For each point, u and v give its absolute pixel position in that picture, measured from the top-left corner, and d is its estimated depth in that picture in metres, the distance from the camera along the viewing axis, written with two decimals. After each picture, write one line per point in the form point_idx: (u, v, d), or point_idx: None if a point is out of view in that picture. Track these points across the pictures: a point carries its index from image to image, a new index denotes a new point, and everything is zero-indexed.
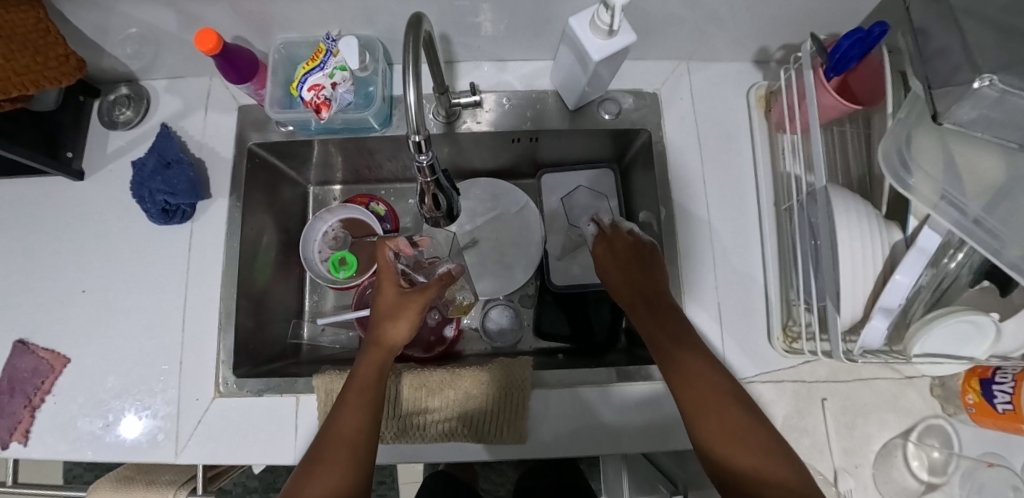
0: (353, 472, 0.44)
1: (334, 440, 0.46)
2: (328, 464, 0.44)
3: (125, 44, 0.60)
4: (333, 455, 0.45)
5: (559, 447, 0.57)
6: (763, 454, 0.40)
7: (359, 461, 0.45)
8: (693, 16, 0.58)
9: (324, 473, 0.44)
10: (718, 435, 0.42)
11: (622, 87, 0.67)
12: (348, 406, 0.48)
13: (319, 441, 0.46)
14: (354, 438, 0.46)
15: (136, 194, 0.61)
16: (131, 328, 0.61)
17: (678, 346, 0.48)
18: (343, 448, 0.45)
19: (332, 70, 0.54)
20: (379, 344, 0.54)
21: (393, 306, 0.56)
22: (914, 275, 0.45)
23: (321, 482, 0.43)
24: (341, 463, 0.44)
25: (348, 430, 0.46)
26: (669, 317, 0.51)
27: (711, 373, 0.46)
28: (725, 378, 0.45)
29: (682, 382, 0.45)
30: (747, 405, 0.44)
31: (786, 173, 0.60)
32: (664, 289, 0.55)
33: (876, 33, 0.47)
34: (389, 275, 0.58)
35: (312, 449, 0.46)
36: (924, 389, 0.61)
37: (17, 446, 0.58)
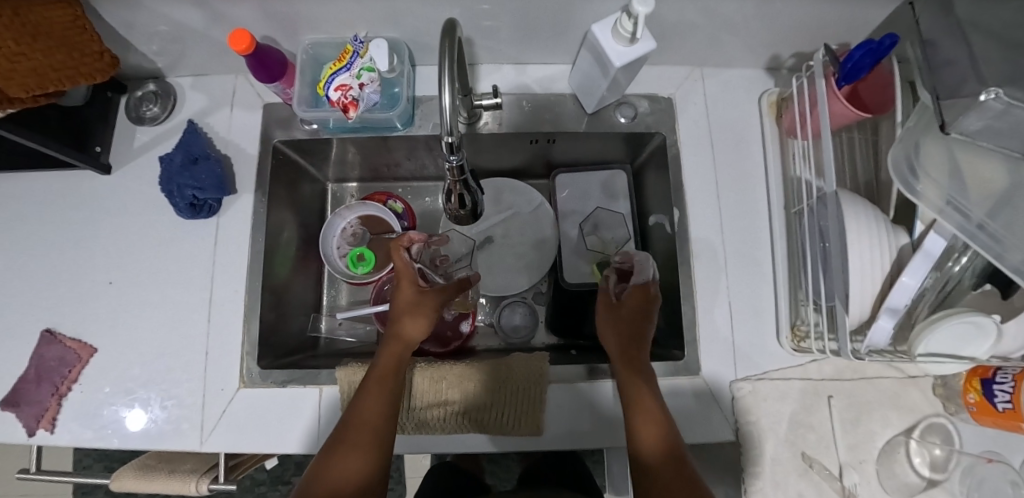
0: (373, 456, 0.47)
1: (354, 424, 0.48)
2: (349, 447, 0.46)
3: (151, 41, 0.62)
4: (355, 437, 0.47)
5: (572, 439, 0.58)
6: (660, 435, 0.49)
7: (378, 444, 0.48)
8: (708, 24, 0.60)
9: (345, 454, 0.46)
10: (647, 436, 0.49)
11: (637, 91, 0.68)
12: (369, 392, 0.50)
13: (339, 426, 0.48)
14: (375, 423, 0.48)
15: (166, 188, 0.63)
16: (157, 319, 0.62)
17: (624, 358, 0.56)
18: (363, 431, 0.48)
19: (359, 71, 0.56)
20: (398, 338, 0.55)
21: (410, 303, 0.58)
22: (919, 277, 0.48)
23: (344, 463, 0.45)
24: (363, 446, 0.47)
25: (369, 414, 0.48)
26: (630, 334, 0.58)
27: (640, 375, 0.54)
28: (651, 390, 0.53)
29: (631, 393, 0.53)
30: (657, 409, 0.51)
31: (796, 177, 0.62)
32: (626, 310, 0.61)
33: (887, 45, 0.49)
34: (407, 275, 0.59)
35: (336, 433, 0.48)
36: (926, 388, 0.62)
37: (43, 433, 0.59)
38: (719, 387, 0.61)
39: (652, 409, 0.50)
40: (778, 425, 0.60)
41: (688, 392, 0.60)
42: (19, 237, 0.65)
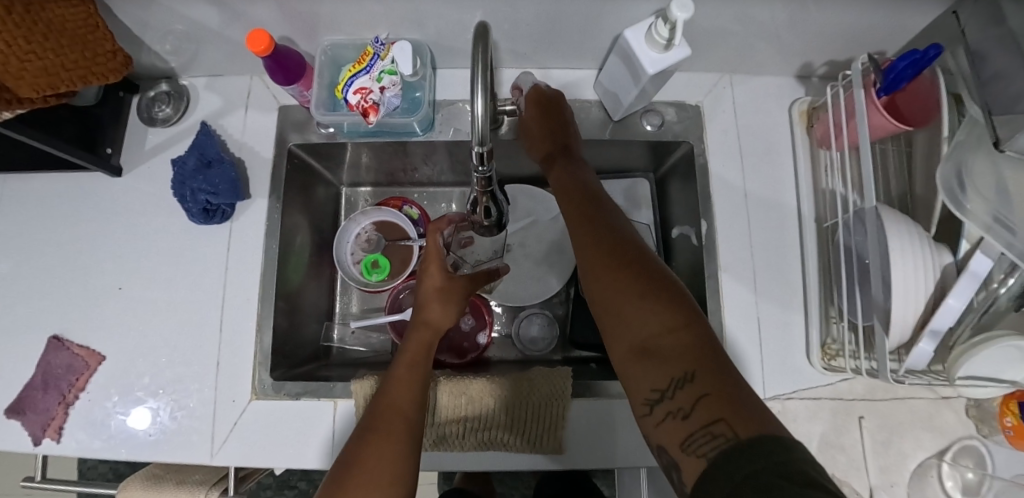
0: (407, 442, 0.43)
1: (384, 410, 0.45)
2: (382, 436, 0.43)
3: (165, 40, 0.60)
4: (385, 423, 0.44)
5: (594, 460, 0.57)
6: (649, 312, 0.39)
7: (411, 434, 0.44)
8: (742, 30, 0.58)
9: (378, 443, 0.42)
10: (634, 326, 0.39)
11: (664, 98, 0.66)
12: (398, 380, 0.48)
13: (366, 421, 0.45)
14: (407, 410, 0.46)
15: (178, 192, 0.61)
16: (166, 327, 0.60)
17: (588, 239, 0.46)
18: (395, 417, 0.45)
19: (380, 74, 0.54)
20: (426, 325, 0.55)
21: (437, 291, 0.58)
22: (966, 300, 0.45)
23: (376, 450, 0.42)
24: (395, 432, 0.43)
25: (401, 402, 0.46)
26: (597, 216, 0.48)
27: (613, 251, 0.44)
28: (634, 267, 0.42)
29: (599, 281, 0.43)
30: (638, 284, 0.41)
31: (829, 190, 0.60)
32: (588, 196, 0.51)
33: (931, 56, 0.47)
34: (436, 257, 0.59)
35: (363, 422, 0.45)
36: (959, 410, 0.60)
37: (49, 443, 0.58)
38: None
39: (627, 292, 0.40)
40: (808, 447, 0.58)
41: None
42: (26, 238, 0.63)
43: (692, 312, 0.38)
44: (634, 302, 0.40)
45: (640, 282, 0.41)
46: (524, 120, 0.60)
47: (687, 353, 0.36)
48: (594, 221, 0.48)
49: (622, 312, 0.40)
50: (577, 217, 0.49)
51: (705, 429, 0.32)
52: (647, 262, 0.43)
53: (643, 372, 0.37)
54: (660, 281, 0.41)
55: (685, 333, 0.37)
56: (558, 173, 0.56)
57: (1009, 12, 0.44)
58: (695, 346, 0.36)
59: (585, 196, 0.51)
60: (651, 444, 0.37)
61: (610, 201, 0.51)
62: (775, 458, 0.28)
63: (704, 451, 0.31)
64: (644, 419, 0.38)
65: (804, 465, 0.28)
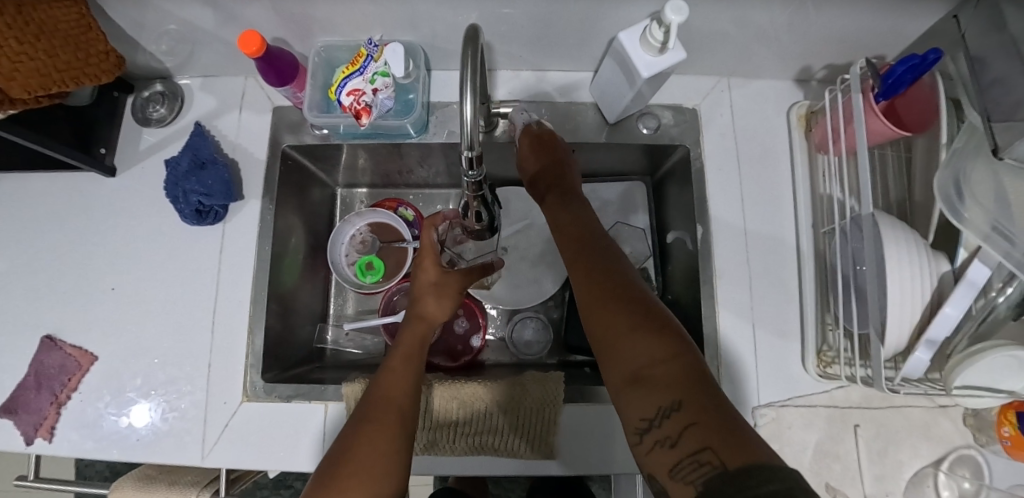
0: (398, 435, 0.43)
1: (378, 402, 0.45)
2: (375, 429, 0.43)
3: (160, 40, 0.59)
4: (379, 415, 0.44)
5: (587, 466, 0.56)
6: (640, 342, 0.39)
7: (404, 427, 0.44)
8: (740, 33, 0.57)
9: (371, 437, 0.42)
10: (625, 356, 0.39)
11: (662, 101, 0.66)
12: (392, 372, 0.48)
13: (358, 414, 0.45)
14: (399, 401, 0.46)
15: (171, 193, 0.61)
16: (159, 328, 0.60)
17: (584, 270, 0.47)
18: (387, 409, 0.45)
19: (373, 76, 0.54)
20: (421, 318, 0.55)
21: (431, 284, 0.58)
22: (963, 309, 0.45)
23: (368, 442, 0.42)
24: (387, 425, 0.43)
25: (394, 395, 0.46)
26: (593, 247, 0.49)
27: (607, 282, 0.44)
28: (627, 298, 0.43)
29: (593, 311, 0.43)
30: (630, 314, 0.41)
31: (826, 195, 0.60)
32: (583, 227, 0.52)
33: (931, 60, 0.47)
34: (430, 253, 0.59)
35: (356, 414, 0.45)
36: (957, 418, 0.60)
37: (42, 443, 0.58)
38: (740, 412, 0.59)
39: (618, 323, 0.41)
40: (802, 455, 0.57)
41: None
42: (20, 238, 0.63)
43: (684, 343, 0.38)
44: (625, 332, 0.40)
45: (631, 314, 0.41)
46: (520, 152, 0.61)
47: (678, 383, 0.36)
48: (589, 253, 0.48)
49: (614, 342, 0.40)
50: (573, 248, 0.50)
51: (693, 457, 0.32)
52: (641, 295, 0.43)
53: (633, 402, 0.37)
54: (652, 314, 0.41)
55: (675, 363, 0.37)
56: (553, 204, 0.57)
57: (1010, 17, 0.44)
58: (685, 375, 0.36)
59: (580, 228, 0.51)
60: (644, 472, 0.37)
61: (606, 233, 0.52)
62: (761, 485, 0.27)
63: (691, 479, 0.31)
64: (636, 448, 0.37)
65: (797, 487, 0.26)
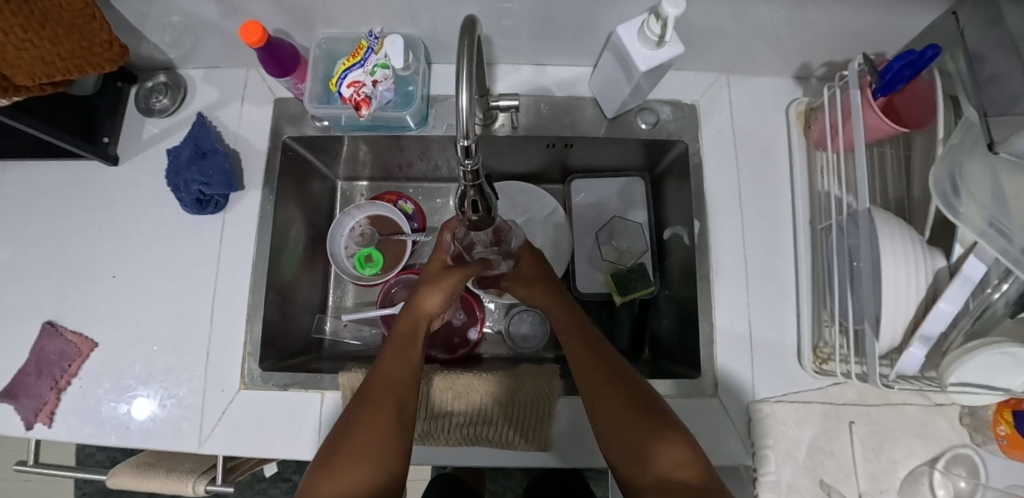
0: (393, 418, 0.46)
1: (375, 386, 0.48)
2: (370, 413, 0.46)
3: (163, 32, 0.60)
4: (377, 398, 0.47)
5: (580, 458, 0.56)
6: (663, 450, 0.43)
7: (399, 406, 0.47)
8: (738, 29, 0.57)
9: (368, 416, 0.46)
10: (647, 463, 0.43)
11: (661, 97, 0.66)
12: (388, 360, 0.50)
13: (356, 398, 0.48)
14: (397, 384, 0.48)
15: (173, 182, 0.62)
16: (159, 315, 0.61)
17: (591, 369, 0.50)
18: (386, 392, 0.47)
19: (373, 68, 0.54)
20: (417, 310, 0.55)
21: (434, 274, 0.57)
22: (958, 304, 0.45)
23: (365, 425, 0.45)
24: (384, 408, 0.46)
25: (387, 378, 0.49)
26: (599, 345, 0.52)
27: (616, 385, 0.48)
28: (643, 397, 0.47)
29: (607, 415, 0.47)
30: (649, 423, 0.45)
31: (824, 192, 0.60)
32: (585, 322, 0.56)
33: (928, 56, 0.46)
34: (439, 247, 0.58)
35: (354, 400, 0.48)
36: (953, 417, 0.59)
37: (41, 427, 0.58)
38: (735, 407, 0.59)
39: (632, 427, 0.45)
40: (796, 451, 0.57)
41: (701, 412, 0.58)
42: (24, 225, 0.64)
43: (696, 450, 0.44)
44: (648, 442, 0.44)
45: (648, 415, 0.46)
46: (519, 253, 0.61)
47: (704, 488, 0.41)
48: (597, 351, 0.52)
49: (635, 451, 0.44)
50: (577, 346, 0.53)
51: None
52: (652, 399, 0.48)
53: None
54: (664, 416, 0.46)
55: (697, 467, 0.42)
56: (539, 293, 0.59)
57: (1008, 12, 0.44)
58: (708, 480, 0.41)
59: (580, 326, 0.54)
60: None
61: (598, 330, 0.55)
62: None
63: None
64: None
65: None
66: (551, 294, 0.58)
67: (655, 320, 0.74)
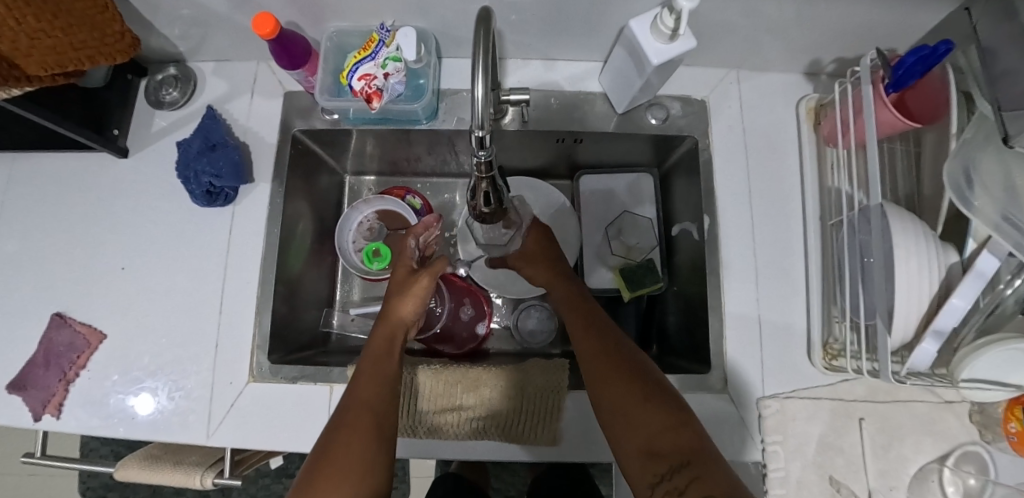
0: (371, 440, 0.44)
1: (352, 405, 0.46)
2: (350, 433, 0.44)
3: (174, 25, 0.60)
4: (355, 419, 0.45)
5: (590, 452, 0.56)
6: (651, 414, 0.44)
7: (380, 427, 0.45)
8: (750, 24, 0.57)
9: (348, 440, 0.44)
10: (635, 428, 0.44)
11: (670, 92, 0.66)
12: (364, 377, 0.49)
13: (335, 419, 0.46)
14: (372, 404, 0.46)
15: (183, 174, 0.62)
16: (167, 308, 0.61)
17: (587, 336, 0.51)
18: (362, 412, 0.46)
19: (385, 61, 0.54)
20: (391, 317, 0.56)
21: (401, 282, 0.60)
22: (971, 300, 0.45)
23: (344, 447, 0.43)
24: (361, 429, 0.44)
25: (367, 396, 0.47)
26: (595, 316, 0.53)
27: (608, 347, 0.49)
28: (636, 362, 0.48)
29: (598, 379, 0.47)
30: (641, 387, 0.45)
31: (835, 188, 0.60)
32: (585, 295, 0.57)
33: (941, 52, 0.46)
34: (404, 258, 0.63)
35: (333, 421, 0.46)
36: (963, 414, 0.59)
37: (49, 419, 0.58)
38: (744, 403, 0.58)
39: (623, 388, 0.46)
40: (805, 447, 0.57)
41: (709, 407, 0.58)
42: (33, 217, 0.64)
43: (686, 417, 0.44)
44: (639, 405, 0.44)
45: (638, 381, 0.46)
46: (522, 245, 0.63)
47: (692, 450, 0.41)
48: (595, 317, 0.53)
49: (622, 416, 0.45)
50: (576, 316, 0.54)
51: None
52: (642, 366, 0.48)
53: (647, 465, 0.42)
54: (655, 383, 0.46)
55: (686, 432, 0.42)
56: (539, 270, 0.61)
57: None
58: (698, 444, 0.41)
59: (580, 297, 0.56)
60: None
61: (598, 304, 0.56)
62: None
63: None
64: None
65: None
66: (551, 270, 0.60)
67: (662, 316, 0.74)
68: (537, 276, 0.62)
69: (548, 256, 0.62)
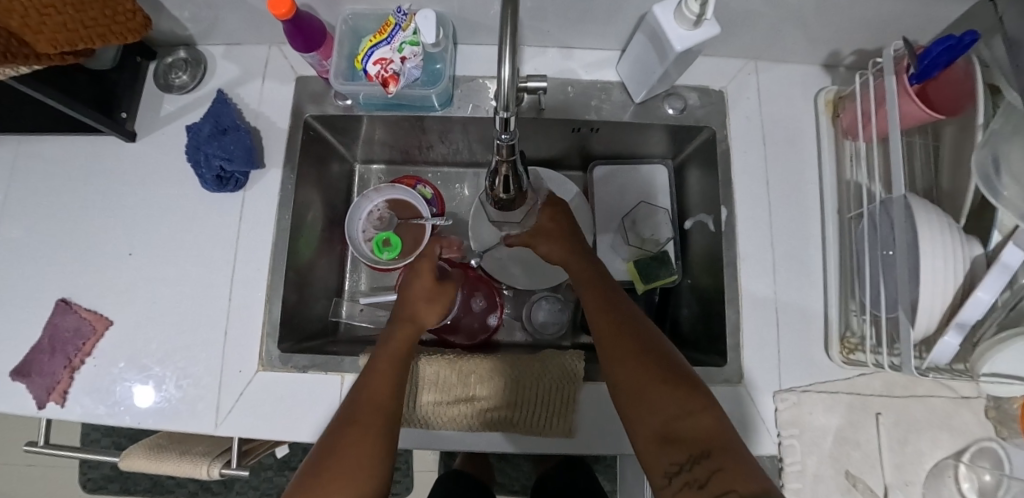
0: (379, 435, 0.43)
1: (361, 402, 0.45)
2: (358, 428, 0.43)
3: (185, 7, 0.59)
4: (364, 415, 0.44)
5: (602, 445, 0.55)
6: (671, 399, 0.42)
7: (386, 423, 0.44)
8: (772, 13, 0.57)
9: (355, 434, 0.43)
10: (655, 412, 0.42)
11: (688, 83, 0.65)
12: (373, 373, 0.48)
13: (341, 413, 0.45)
14: (382, 402, 0.45)
15: (192, 158, 0.61)
16: (174, 294, 0.60)
17: (605, 316, 0.50)
18: (371, 409, 0.45)
19: (401, 44, 0.53)
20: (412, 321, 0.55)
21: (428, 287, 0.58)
22: (995, 293, 0.43)
23: (349, 443, 0.42)
24: (370, 425, 0.43)
25: (376, 394, 0.46)
26: (615, 297, 0.52)
27: (628, 329, 0.48)
28: (657, 346, 0.47)
29: (619, 361, 0.46)
30: (660, 371, 0.44)
31: (852, 181, 0.59)
32: (603, 275, 0.56)
33: (966, 42, 0.45)
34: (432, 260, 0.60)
35: (339, 416, 0.45)
36: (979, 409, 0.58)
37: (54, 407, 0.57)
38: (761, 397, 0.58)
39: (646, 370, 0.44)
40: (823, 441, 0.56)
41: (725, 400, 0.57)
42: (38, 200, 0.63)
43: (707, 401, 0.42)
44: (659, 390, 0.43)
45: (658, 366, 0.45)
46: (539, 223, 0.61)
47: (713, 437, 0.40)
48: (613, 300, 0.52)
49: (641, 400, 0.43)
50: (595, 299, 0.52)
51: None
52: (659, 347, 0.47)
53: (665, 453, 0.40)
54: (673, 367, 0.45)
55: (708, 418, 0.41)
56: (550, 248, 0.60)
57: None
58: (722, 431, 0.40)
59: (596, 277, 0.55)
60: None
61: (617, 284, 0.55)
62: None
63: None
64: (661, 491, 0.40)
65: None
66: (566, 247, 0.58)
67: (675, 309, 0.73)
68: (553, 253, 0.59)
69: (563, 233, 0.60)
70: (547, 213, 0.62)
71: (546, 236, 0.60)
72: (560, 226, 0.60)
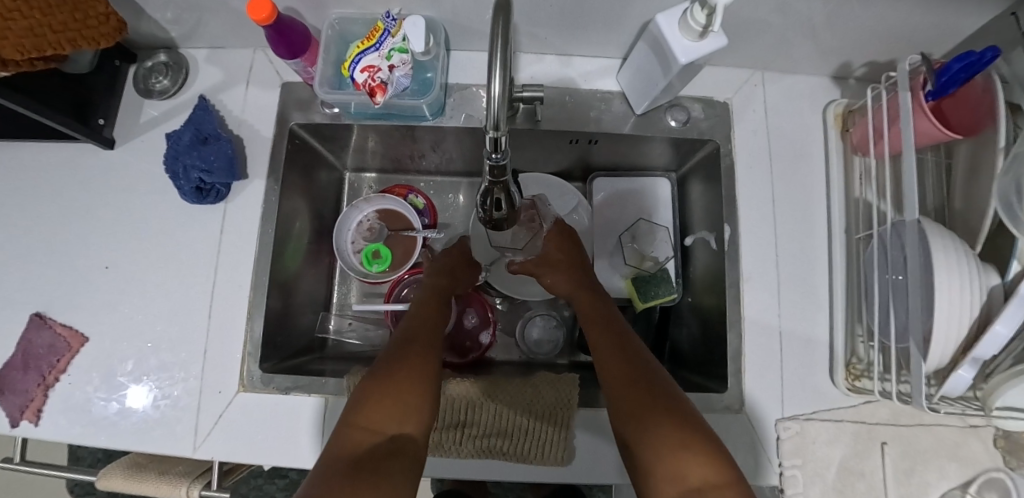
0: (415, 391, 0.43)
1: (398, 366, 0.45)
2: (397, 383, 0.43)
3: (166, 9, 0.55)
4: (398, 379, 0.44)
5: (597, 477, 0.53)
6: (696, 461, 0.38)
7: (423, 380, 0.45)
8: (782, 23, 0.54)
9: (393, 389, 0.43)
10: (677, 478, 0.38)
11: (691, 93, 0.62)
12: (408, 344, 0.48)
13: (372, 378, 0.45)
14: (419, 367, 0.46)
15: (170, 169, 0.58)
16: (153, 310, 0.57)
17: (617, 363, 0.48)
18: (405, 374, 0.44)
19: (390, 51, 0.50)
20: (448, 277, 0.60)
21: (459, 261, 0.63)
22: (1015, 326, 0.40)
23: (380, 406, 0.41)
24: (405, 384, 0.43)
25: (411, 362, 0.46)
26: (628, 342, 0.50)
27: (644, 377, 0.46)
28: (675, 398, 0.44)
29: (633, 416, 0.43)
30: (681, 426, 0.41)
31: (862, 199, 0.57)
32: (616, 317, 0.54)
33: (987, 59, 0.42)
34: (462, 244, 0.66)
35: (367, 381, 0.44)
36: (987, 439, 0.56)
37: (26, 425, 0.55)
38: (762, 425, 0.55)
39: (666, 422, 0.41)
40: (826, 471, 0.54)
41: (724, 427, 0.55)
42: (12, 209, 0.60)
43: (734, 469, 0.38)
44: (682, 450, 0.39)
45: (679, 420, 0.41)
46: (545, 253, 0.61)
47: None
48: (625, 346, 0.49)
49: (661, 460, 0.39)
50: (606, 343, 0.50)
51: None
52: (680, 402, 0.43)
53: None
54: (695, 423, 0.41)
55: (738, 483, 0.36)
56: (558, 281, 0.59)
57: None
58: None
59: (609, 319, 0.53)
60: None
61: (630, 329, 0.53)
62: None
63: None
64: None
65: None
66: (573, 281, 0.58)
67: (674, 327, 0.71)
68: (558, 285, 0.59)
69: (572, 264, 0.59)
70: (553, 241, 0.61)
71: (548, 269, 0.60)
72: (572, 259, 0.60)
